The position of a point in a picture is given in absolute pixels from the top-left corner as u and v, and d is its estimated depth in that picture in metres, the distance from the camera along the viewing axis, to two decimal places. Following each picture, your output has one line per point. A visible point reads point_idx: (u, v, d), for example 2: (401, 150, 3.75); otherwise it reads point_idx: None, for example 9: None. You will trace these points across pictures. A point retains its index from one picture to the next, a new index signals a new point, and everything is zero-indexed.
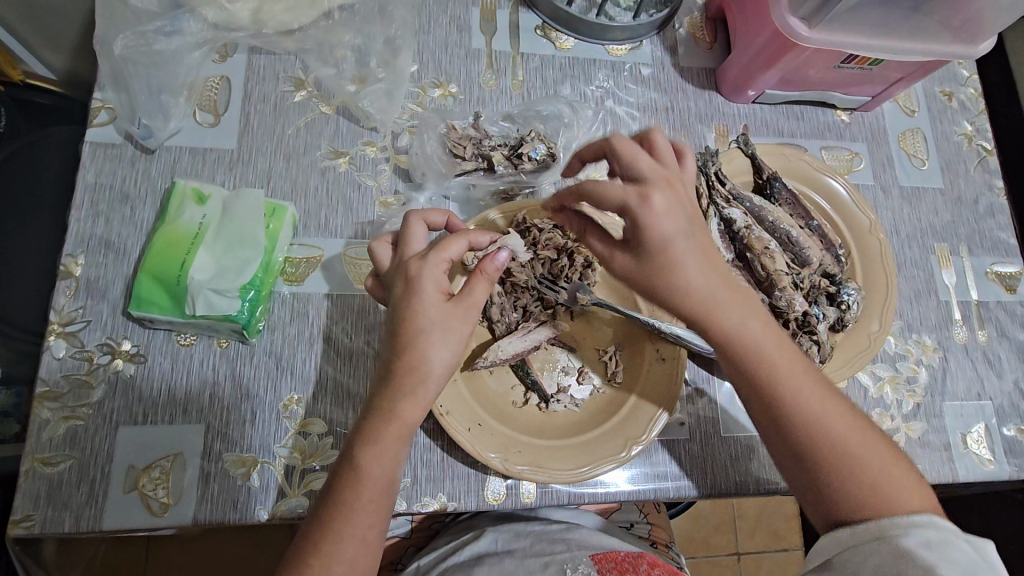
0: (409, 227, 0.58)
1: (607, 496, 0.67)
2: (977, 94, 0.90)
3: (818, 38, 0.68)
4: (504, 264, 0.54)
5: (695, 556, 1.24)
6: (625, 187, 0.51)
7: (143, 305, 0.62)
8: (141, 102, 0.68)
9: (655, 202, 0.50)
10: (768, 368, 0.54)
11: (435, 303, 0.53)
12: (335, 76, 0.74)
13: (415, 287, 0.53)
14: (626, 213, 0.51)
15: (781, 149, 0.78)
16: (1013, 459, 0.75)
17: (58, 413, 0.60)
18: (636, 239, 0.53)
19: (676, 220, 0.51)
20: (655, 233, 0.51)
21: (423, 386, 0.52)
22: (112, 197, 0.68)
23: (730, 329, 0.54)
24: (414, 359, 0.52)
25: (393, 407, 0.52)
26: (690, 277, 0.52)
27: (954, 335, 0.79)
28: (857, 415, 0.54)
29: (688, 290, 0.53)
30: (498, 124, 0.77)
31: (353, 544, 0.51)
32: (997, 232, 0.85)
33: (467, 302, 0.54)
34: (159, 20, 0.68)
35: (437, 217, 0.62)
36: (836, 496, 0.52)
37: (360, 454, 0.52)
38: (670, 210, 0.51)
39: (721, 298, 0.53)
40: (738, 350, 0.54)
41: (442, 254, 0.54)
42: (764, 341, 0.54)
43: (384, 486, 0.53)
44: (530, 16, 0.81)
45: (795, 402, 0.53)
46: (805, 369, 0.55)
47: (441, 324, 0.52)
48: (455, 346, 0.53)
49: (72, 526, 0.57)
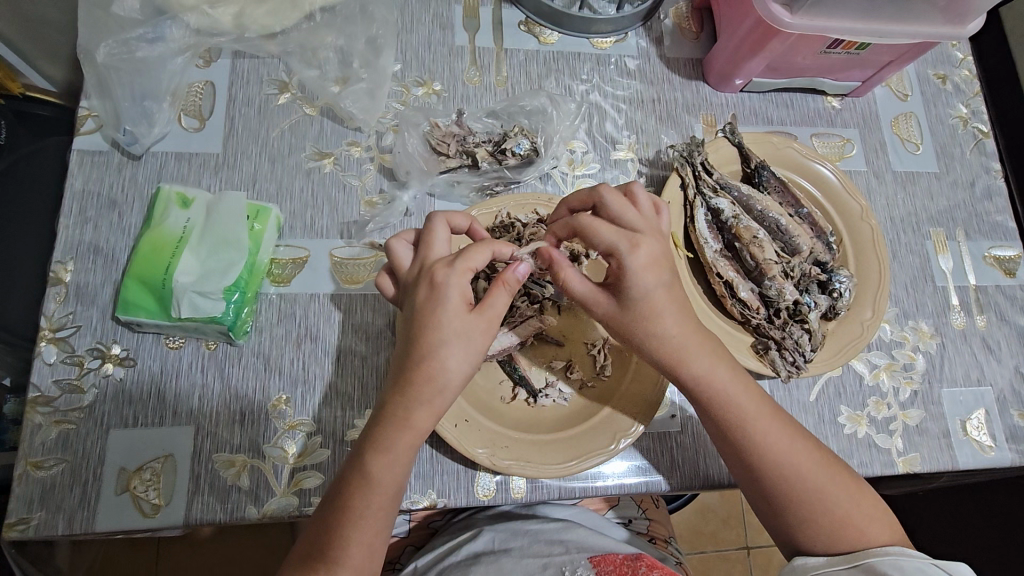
0: (432, 230, 0.57)
1: (598, 490, 0.66)
2: (971, 75, 0.89)
3: (800, 24, 0.67)
4: (523, 277, 0.56)
5: (703, 550, 1.24)
6: (615, 233, 0.54)
7: (131, 310, 0.63)
8: (125, 109, 0.69)
9: (641, 255, 0.54)
10: (738, 411, 0.57)
11: (460, 314, 0.52)
12: (318, 77, 0.75)
13: (442, 294, 0.52)
14: (613, 257, 0.55)
15: (768, 136, 0.76)
16: (1015, 445, 0.73)
17: (50, 417, 0.61)
18: (620, 286, 0.56)
19: (657, 274, 0.55)
20: (637, 281, 0.55)
21: (440, 398, 0.52)
22: (100, 204, 0.69)
23: (703, 376, 0.57)
24: (433, 371, 0.51)
25: (411, 417, 0.52)
26: (663, 330, 0.56)
27: (951, 320, 0.78)
28: (823, 452, 0.58)
29: (665, 342, 0.56)
30: (482, 120, 0.77)
31: (360, 551, 0.52)
32: (994, 215, 0.84)
33: (489, 314, 0.53)
34: (142, 27, 0.70)
35: (459, 221, 0.63)
36: (803, 528, 0.57)
37: (374, 462, 0.52)
38: (651, 265, 0.55)
39: (695, 347, 0.57)
40: (709, 397, 0.58)
41: (467, 262, 0.54)
42: (734, 385, 0.58)
43: (393, 493, 0.53)
44: (514, 11, 0.81)
45: (765, 447, 0.57)
46: (773, 411, 0.59)
47: (463, 336, 0.52)
48: (474, 360, 0.53)
49: (65, 529, 0.58)
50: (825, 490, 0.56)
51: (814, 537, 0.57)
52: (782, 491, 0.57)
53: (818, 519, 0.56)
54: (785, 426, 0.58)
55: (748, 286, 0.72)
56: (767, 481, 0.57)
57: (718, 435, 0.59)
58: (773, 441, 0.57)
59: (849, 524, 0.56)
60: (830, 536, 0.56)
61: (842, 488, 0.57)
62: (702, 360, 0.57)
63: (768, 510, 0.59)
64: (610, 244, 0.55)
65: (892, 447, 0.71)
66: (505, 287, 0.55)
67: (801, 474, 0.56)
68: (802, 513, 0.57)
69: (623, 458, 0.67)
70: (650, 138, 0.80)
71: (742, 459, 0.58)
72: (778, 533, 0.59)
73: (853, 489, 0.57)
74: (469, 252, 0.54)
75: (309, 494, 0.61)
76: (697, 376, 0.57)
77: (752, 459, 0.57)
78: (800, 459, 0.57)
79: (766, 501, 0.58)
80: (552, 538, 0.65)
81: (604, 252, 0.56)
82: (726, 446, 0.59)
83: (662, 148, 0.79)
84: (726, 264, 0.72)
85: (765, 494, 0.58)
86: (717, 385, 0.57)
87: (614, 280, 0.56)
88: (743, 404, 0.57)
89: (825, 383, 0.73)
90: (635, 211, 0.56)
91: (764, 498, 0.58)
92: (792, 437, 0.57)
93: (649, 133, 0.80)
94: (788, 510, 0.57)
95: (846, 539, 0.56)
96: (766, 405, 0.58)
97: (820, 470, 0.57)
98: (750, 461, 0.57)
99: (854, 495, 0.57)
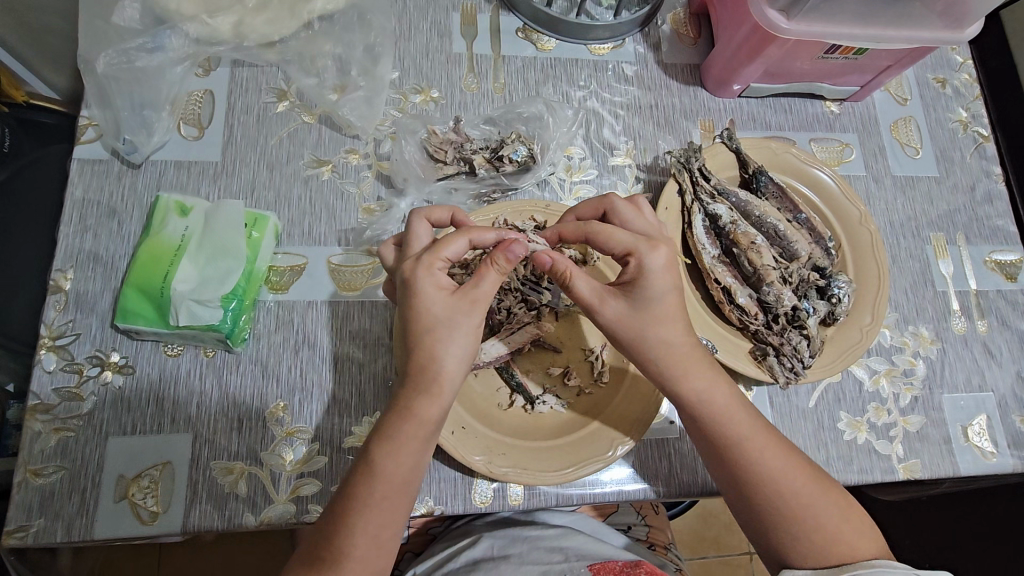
0: (412, 230, 0.59)
1: (596, 497, 0.66)
2: (970, 79, 0.89)
3: (796, 29, 0.67)
4: (518, 256, 0.54)
5: (705, 556, 1.23)
6: (633, 235, 0.58)
7: (130, 317, 0.63)
8: (125, 119, 0.70)
9: (658, 254, 0.57)
10: (733, 428, 0.58)
11: (440, 301, 0.54)
12: (316, 85, 0.75)
13: (414, 286, 0.54)
14: (632, 258, 0.57)
15: (767, 142, 0.76)
16: (1016, 451, 0.73)
17: (49, 425, 0.61)
18: (633, 282, 0.57)
19: (670, 278, 0.57)
20: (654, 283, 0.57)
21: (437, 384, 0.53)
22: (100, 212, 0.69)
23: (702, 392, 0.58)
24: (425, 358, 0.52)
25: (408, 404, 0.53)
26: (660, 345, 0.57)
27: (952, 326, 0.78)
28: (811, 469, 0.58)
29: (665, 355, 0.57)
30: (479, 127, 0.78)
31: (365, 541, 0.51)
32: (995, 219, 0.83)
33: (472, 296, 0.54)
34: (142, 37, 0.71)
35: (442, 214, 0.62)
36: (794, 547, 0.56)
37: (373, 450, 0.53)
38: (666, 267, 0.57)
39: (689, 364, 0.58)
40: (707, 411, 0.58)
41: (438, 255, 0.55)
42: (729, 401, 0.59)
43: (398, 482, 0.53)
44: (511, 18, 0.81)
45: (754, 465, 0.57)
46: (762, 428, 0.59)
47: (448, 321, 0.53)
48: (465, 341, 0.53)
49: (63, 536, 0.58)
50: (815, 509, 0.56)
51: (801, 556, 0.56)
52: (773, 506, 0.56)
53: (808, 536, 0.56)
54: (775, 445, 0.58)
55: (746, 291, 0.72)
56: (759, 499, 0.57)
57: (711, 454, 0.59)
58: (768, 459, 0.57)
59: (839, 540, 0.56)
60: (819, 554, 0.56)
61: (831, 505, 0.57)
62: (699, 377, 0.58)
63: (756, 526, 0.58)
64: (629, 244, 0.57)
65: (892, 453, 0.71)
66: (494, 267, 0.54)
67: (792, 489, 0.56)
68: (793, 530, 0.56)
69: (622, 465, 0.67)
70: (648, 143, 0.80)
71: (734, 477, 0.58)
72: (766, 551, 0.59)
73: (842, 505, 0.57)
74: (444, 243, 0.56)
75: (307, 501, 0.61)
76: (695, 391, 0.58)
77: (745, 474, 0.57)
78: (792, 475, 0.57)
79: (753, 518, 0.58)
80: (551, 545, 0.65)
81: (621, 255, 0.58)
82: (718, 466, 0.59)
83: (659, 154, 0.80)
84: (724, 270, 0.71)
85: (755, 512, 0.58)
86: (715, 401, 0.58)
87: (628, 282, 0.58)
88: (738, 418, 0.58)
89: (824, 389, 0.73)
90: (640, 223, 0.62)
91: (752, 515, 0.58)
92: (784, 454, 0.58)
93: (647, 139, 0.80)
94: (779, 528, 0.57)
95: (835, 554, 0.55)
96: (758, 421, 0.59)
97: (811, 488, 0.57)
98: (740, 476, 0.57)
99: (843, 511, 0.57)
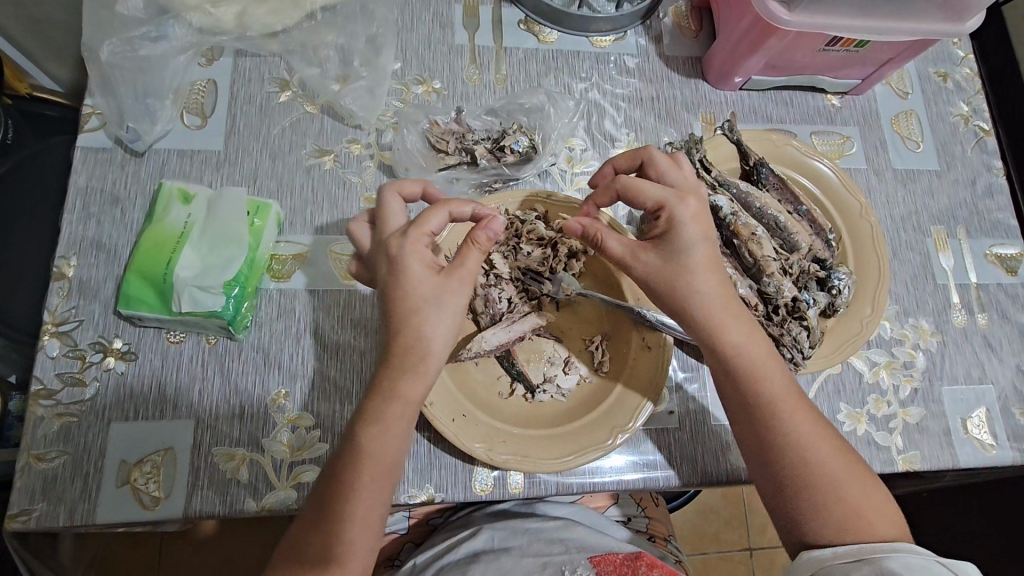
0: (385, 206, 0.59)
1: (596, 486, 0.66)
2: (972, 73, 0.89)
3: (798, 21, 0.67)
4: (496, 233, 0.56)
5: (704, 552, 1.23)
6: (663, 189, 0.59)
7: (132, 304, 0.64)
8: (128, 107, 0.70)
9: (690, 205, 0.59)
10: (771, 384, 0.58)
11: (427, 279, 0.55)
12: (318, 76, 0.76)
13: (401, 260, 0.55)
14: (663, 211, 0.59)
15: (768, 134, 0.76)
16: (1016, 444, 0.73)
17: (51, 410, 0.62)
18: (664, 233, 0.59)
19: (700, 229, 0.59)
20: (688, 235, 0.58)
21: (423, 363, 0.54)
22: (103, 200, 0.70)
23: (740, 344, 0.59)
24: (411, 336, 0.53)
25: (393, 385, 0.53)
26: (699, 287, 0.58)
27: (952, 319, 0.78)
28: (839, 443, 0.58)
29: (699, 305, 0.58)
30: (481, 118, 0.78)
31: (359, 525, 0.52)
32: (995, 213, 0.84)
33: (458, 275, 0.55)
34: (145, 26, 0.71)
35: (411, 187, 0.62)
36: (814, 519, 0.56)
37: (360, 431, 0.53)
38: (695, 220, 0.58)
39: (727, 315, 0.59)
40: (741, 366, 0.59)
41: (422, 228, 0.56)
42: (766, 359, 0.59)
43: (387, 463, 0.53)
44: (513, 10, 0.82)
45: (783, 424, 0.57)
46: (795, 392, 0.59)
47: (436, 298, 0.54)
48: (450, 321, 0.55)
49: (66, 520, 0.58)
50: (839, 480, 0.56)
51: (824, 527, 0.56)
52: (799, 471, 0.56)
53: (828, 506, 0.56)
54: (805, 410, 0.58)
55: (745, 284, 0.73)
56: (783, 461, 0.57)
57: (742, 411, 0.59)
58: (798, 419, 0.57)
59: (859, 516, 0.55)
60: (839, 525, 0.55)
61: (853, 476, 0.57)
62: (735, 331, 0.59)
63: (778, 497, 0.58)
64: (660, 197, 0.59)
65: (892, 445, 0.71)
66: (475, 245, 0.55)
67: (817, 454, 0.57)
68: (813, 499, 0.56)
69: (621, 453, 0.67)
70: (649, 136, 0.80)
71: (762, 436, 0.58)
72: (787, 526, 0.58)
73: (864, 481, 0.57)
74: (424, 218, 0.57)
75: (307, 487, 0.61)
76: (733, 344, 0.59)
77: (776, 433, 0.57)
78: (819, 444, 0.57)
79: (776, 484, 0.58)
80: (552, 536, 0.66)
81: (653, 209, 0.60)
82: (751, 425, 0.59)
83: (661, 145, 0.80)
84: None
85: (777, 478, 0.58)
86: (751, 356, 0.59)
87: (660, 235, 0.59)
88: (772, 378, 0.59)
89: (824, 380, 0.73)
90: (677, 175, 0.63)
91: (775, 481, 0.58)
92: (814, 421, 0.58)
93: (649, 132, 0.80)
94: (801, 497, 0.57)
95: (852, 531, 0.55)
96: (791, 384, 0.59)
97: (836, 460, 0.57)
98: (771, 435, 0.57)
99: (866, 487, 0.57)
